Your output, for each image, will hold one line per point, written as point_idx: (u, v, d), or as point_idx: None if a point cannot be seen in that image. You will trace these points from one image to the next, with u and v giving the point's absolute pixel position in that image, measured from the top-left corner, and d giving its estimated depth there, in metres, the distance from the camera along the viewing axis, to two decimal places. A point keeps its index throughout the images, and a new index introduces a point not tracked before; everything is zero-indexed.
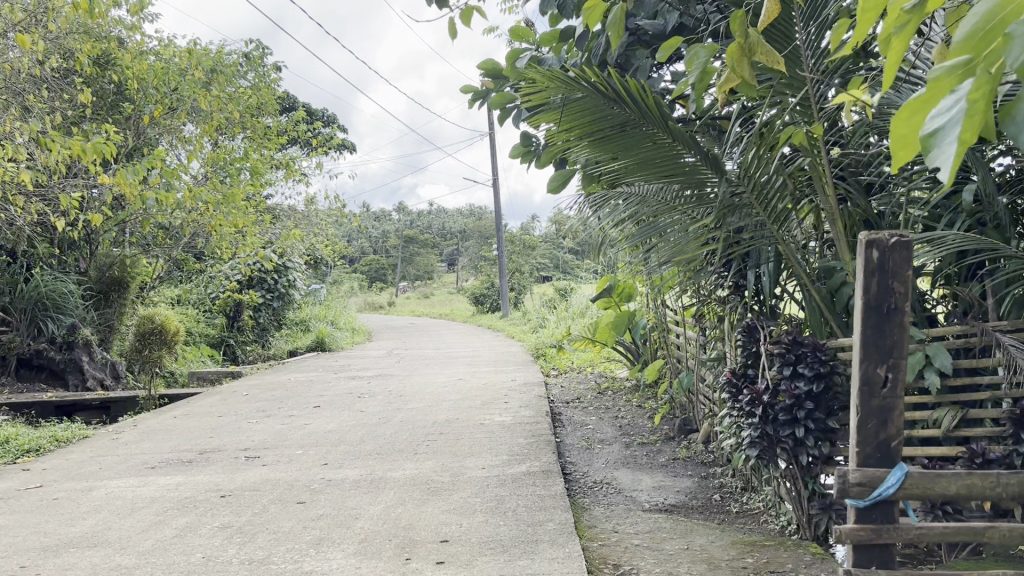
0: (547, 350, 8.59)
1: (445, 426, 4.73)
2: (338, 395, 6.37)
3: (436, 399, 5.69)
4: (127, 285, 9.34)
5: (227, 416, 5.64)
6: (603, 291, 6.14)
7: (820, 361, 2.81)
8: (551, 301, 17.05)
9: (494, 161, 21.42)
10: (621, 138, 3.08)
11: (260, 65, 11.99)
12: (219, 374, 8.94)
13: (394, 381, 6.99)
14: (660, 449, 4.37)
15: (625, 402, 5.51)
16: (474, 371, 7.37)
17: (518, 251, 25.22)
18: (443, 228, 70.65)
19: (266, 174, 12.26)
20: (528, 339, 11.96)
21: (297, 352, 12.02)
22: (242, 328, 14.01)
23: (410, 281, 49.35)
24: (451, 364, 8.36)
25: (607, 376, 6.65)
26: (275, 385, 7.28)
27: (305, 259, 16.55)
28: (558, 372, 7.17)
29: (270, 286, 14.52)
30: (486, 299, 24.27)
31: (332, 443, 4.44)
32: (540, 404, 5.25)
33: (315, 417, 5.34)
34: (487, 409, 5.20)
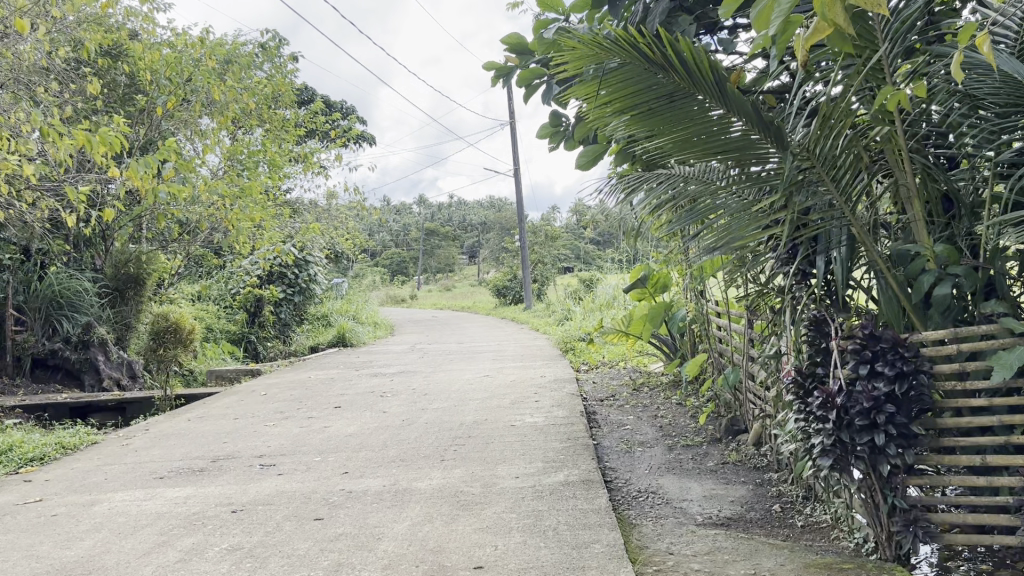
0: (576, 343, 8.26)
1: (473, 428, 4.42)
2: (359, 394, 6.09)
3: (463, 398, 5.38)
4: (144, 281, 9.12)
5: (243, 418, 5.37)
6: (637, 282, 5.81)
7: (902, 359, 2.48)
8: (576, 292, 16.72)
9: (515, 152, 21.07)
10: (667, 110, 2.71)
11: (276, 55, 11.69)
12: (239, 372, 8.70)
13: (417, 378, 6.69)
14: (707, 453, 4.04)
15: (664, 400, 5.18)
16: (500, 367, 7.06)
17: (541, 242, 24.89)
18: (463, 221, 70.48)
19: (284, 167, 11.99)
20: (554, 331, 11.62)
21: (319, 348, 11.78)
22: (263, 324, 13.80)
23: (432, 274, 49.15)
24: (476, 359, 8.05)
25: (641, 371, 6.31)
26: (294, 384, 7.01)
27: (326, 253, 16.31)
28: (589, 367, 6.84)
29: (290, 281, 14.29)
30: (508, 291, 23.96)
31: (353, 448, 4.15)
32: (573, 404, 4.92)
33: (336, 419, 5.05)
34: (517, 408, 4.89)
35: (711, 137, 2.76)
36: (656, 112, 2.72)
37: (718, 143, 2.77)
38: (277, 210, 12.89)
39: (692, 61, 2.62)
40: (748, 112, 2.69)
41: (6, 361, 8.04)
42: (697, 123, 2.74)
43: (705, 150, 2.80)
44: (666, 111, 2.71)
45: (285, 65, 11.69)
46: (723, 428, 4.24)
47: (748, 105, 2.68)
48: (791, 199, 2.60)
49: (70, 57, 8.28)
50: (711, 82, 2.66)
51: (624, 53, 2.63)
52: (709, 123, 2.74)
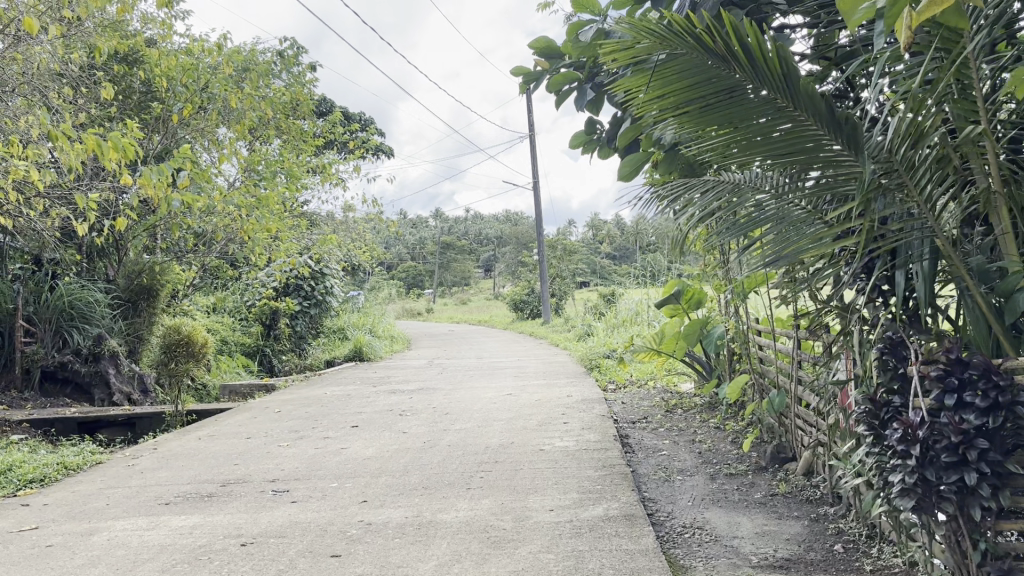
0: (601, 361, 7.97)
1: (499, 453, 4.14)
2: (377, 413, 5.83)
3: (486, 419, 5.11)
4: (157, 293, 8.92)
5: (255, 437, 5.12)
6: (670, 298, 5.53)
7: (997, 388, 2.14)
8: (595, 308, 16.44)
9: (535, 165, 20.85)
10: (728, 106, 2.46)
11: (295, 64, 11.50)
12: (253, 387, 8.46)
13: (437, 396, 6.43)
14: (753, 484, 3.75)
15: (701, 423, 4.88)
16: (523, 385, 6.78)
17: (560, 256, 24.59)
18: (479, 235, 70.34)
19: (302, 177, 11.80)
20: (576, 348, 11.34)
21: (335, 362, 11.54)
22: (279, 337, 13.57)
23: (447, 288, 48.94)
24: (496, 376, 7.77)
25: (672, 392, 6.02)
26: (309, 401, 6.75)
27: (342, 265, 16.10)
28: (616, 386, 6.56)
29: (306, 294, 14.07)
30: (526, 305, 23.65)
31: (371, 473, 3.88)
32: (605, 427, 4.64)
33: (353, 439, 4.79)
34: (545, 431, 4.61)
35: (776, 139, 2.48)
36: (715, 108, 2.47)
37: (783, 145, 2.49)
38: (293, 222, 12.68)
39: (758, 52, 2.36)
40: (819, 111, 2.41)
41: (15, 373, 7.84)
42: (761, 122, 2.47)
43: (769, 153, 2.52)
44: (727, 106, 2.46)
45: (303, 74, 11.49)
46: (768, 456, 3.95)
47: (819, 104, 2.40)
48: (866, 206, 2.32)
49: (85, 63, 8.09)
50: (777, 77, 2.39)
51: (681, 41, 2.40)
52: (774, 124, 2.47)
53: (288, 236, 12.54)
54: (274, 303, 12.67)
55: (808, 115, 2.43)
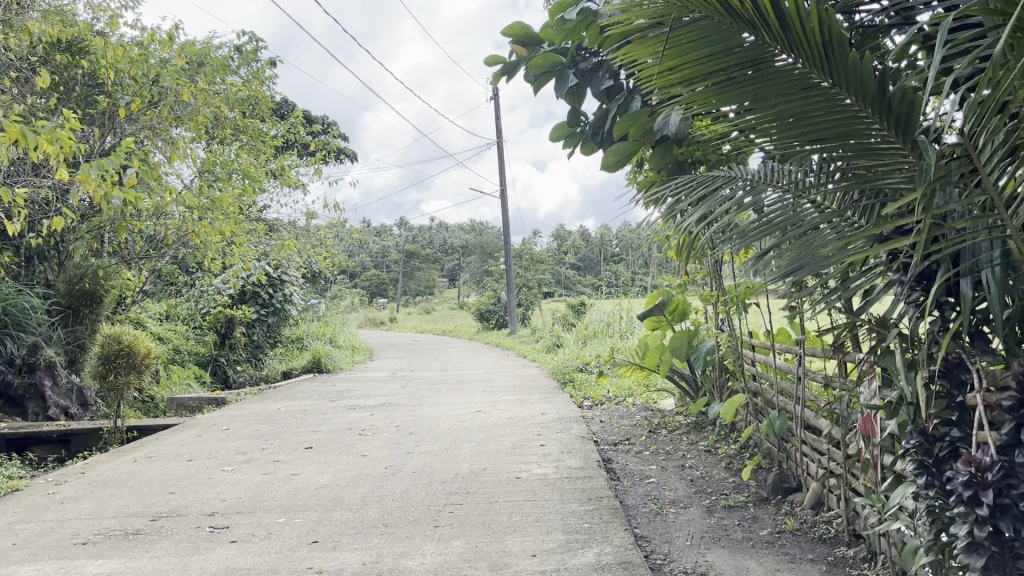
0: (574, 374, 7.58)
1: (470, 480, 3.70)
2: (335, 431, 5.35)
3: (454, 441, 4.65)
4: (100, 299, 8.35)
5: (197, 458, 4.61)
6: (654, 309, 5.14)
7: None
8: (564, 318, 16.10)
9: (503, 172, 20.46)
10: (751, 80, 2.02)
11: (255, 60, 10.98)
12: (202, 401, 7.91)
13: (400, 413, 5.96)
14: (756, 518, 3.34)
15: (688, 445, 4.49)
16: (493, 400, 6.34)
17: (527, 265, 24.20)
18: (443, 244, 69.82)
19: (260, 180, 11.27)
20: (545, 360, 10.95)
21: (291, 374, 11.02)
22: (234, 347, 13.03)
23: (411, 297, 48.36)
24: (463, 390, 7.32)
25: (653, 410, 5.64)
26: (261, 417, 6.24)
27: (302, 272, 15.55)
28: (592, 402, 6.16)
29: (265, 301, 13.54)
30: (492, 315, 23.24)
31: (325, 506, 3.41)
32: (585, 451, 4.22)
33: (306, 463, 4.31)
34: (520, 454, 4.18)
35: (807, 120, 2.04)
36: (735, 82, 2.04)
37: (815, 128, 2.05)
38: (250, 226, 12.14)
39: (791, 18, 1.90)
40: (863, 90, 1.96)
41: None
42: (789, 101, 2.03)
43: (796, 137, 2.09)
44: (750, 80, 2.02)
45: (263, 72, 10.98)
46: (770, 485, 3.56)
47: (862, 81, 1.95)
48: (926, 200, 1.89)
49: (23, 51, 7.51)
50: (814, 47, 1.93)
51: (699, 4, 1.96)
52: (807, 103, 2.02)
53: (244, 242, 12.00)
54: (229, 311, 12.13)
55: (850, 94, 1.98)
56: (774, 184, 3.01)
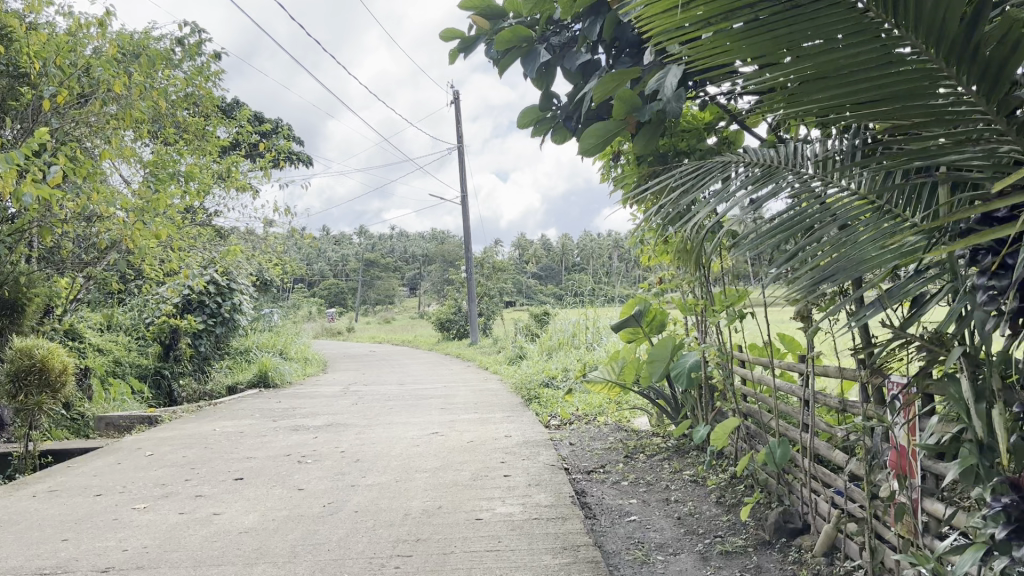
0: (539, 389, 7.05)
1: (422, 523, 3.13)
2: (271, 458, 4.74)
3: (406, 471, 4.07)
4: (21, 310, 7.91)
5: (106, 492, 3.97)
6: (630, 319, 4.62)
7: None
8: (526, 328, 15.62)
9: (464, 178, 19.94)
10: (766, 25, 1.36)
11: (199, 54, 10.33)
12: (132, 420, 7.06)
13: (348, 435, 5.37)
14: (761, 568, 2.82)
15: (669, 472, 3.98)
16: (451, 420, 5.78)
17: (488, 274, 23.69)
18: (402, 253, 69.11)
19: (206, 181, 10.61)
20: (507, 372, 10.42)
21: (237, 388, 10.36)
22: (179, 358, 12.35)
23: (370, 307, 47.61)
24: (419, 407, 6.73)
25: (627, 431, 5.13)
26: (192, 440, 5.60)
27: (253, 279, 14.86)
28: (559, 421, 5.64)
29: (211, 310, 12.90)
30: (452, 325, 22.68)
31: (245, 560, 2.81)
32: (556, 484, 3.67)
33: (232, 500, 3.70)
34: (481, 489, 3.61)
35: (850, 85, 1.35)
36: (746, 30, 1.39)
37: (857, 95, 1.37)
38: (195, 232, 11.46)
39: None
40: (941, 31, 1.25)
41: None
42: (821, 55, 1.34)
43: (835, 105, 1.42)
44: (762, 29, 1.36)
45: (208, 67, 10.34)
46: (772, 527, 3.06)
47: (936, 24, 1.25)
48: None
49: None
50: None
51: None
52: (848, 55, 1.33)
53: (188, 248, 11.35)
54: (173, 321, 11.44)
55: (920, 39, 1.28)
56: (794, 173, 2.57)
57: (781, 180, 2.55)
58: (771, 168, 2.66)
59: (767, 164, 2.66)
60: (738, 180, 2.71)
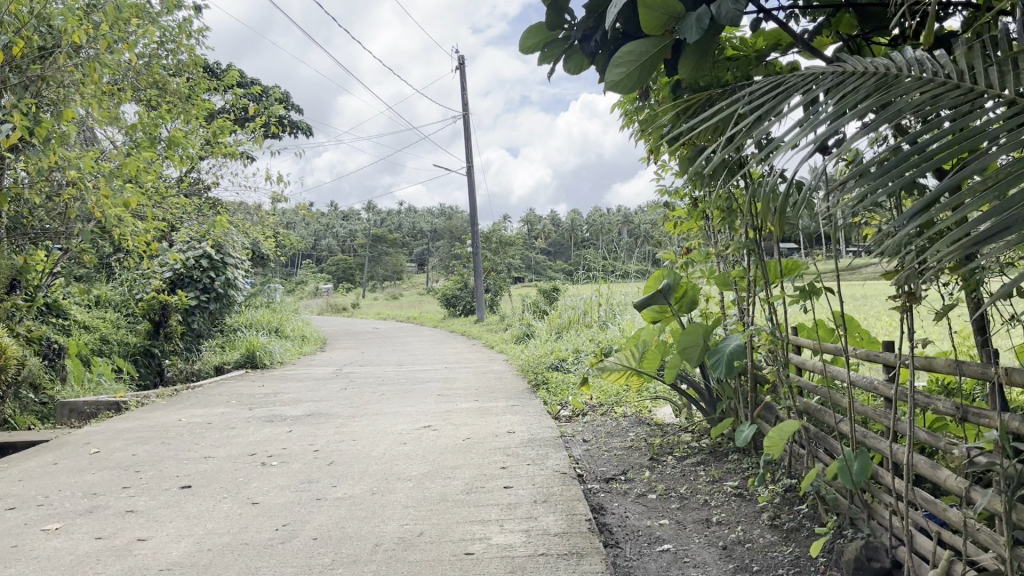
0: (546, 373, 6.34)
1: (394, 559, 2.41)
2: (232, 458, 4.03)
3: (385, 480, 3.36)
4: None
5: (21, 506, 3.26)
6: (658, 295, 3.88)
7: None
8: (534, 304, 14.93)
9: (469, 148, 19.13)
10: None
11: (178, 8, 9.51)
12: (100, 405, 6.31)
13: (327, 429, 4.67)
14: None
15: (706, 482, 3.25)
16: (448, 410, 5.07)
17: (494, 249, 22.80)
18: (410, 229, 68.43)
19: (190, 146, 9.85)
20: (514, 352, 9.70)
21: (225, 369, 9.63)
22: (170, 336, 11.65)
23: (377, 283, 46.94)
24: (413, 394, 5.99)
25: (651, 426, 4.41)
26: (152, 432, 4.90)
27: (247, 253, 14.14)
28: (571, 412, 4.93)
29: (204, 286, 12.15)
30: (459, 302, 22.01)
31: None
32: (570, 501, 2.95)
33: (169, 518, 3.00)
34: (475, 508, 2.89)
35: None
36: None
37: None
38: (182, 202, 10.72)
39: None
40: None
41: None
42: None
43: None
44: None
45: (188, 22, 9.51)
46: (850, 567, 2.33)
47: None
48: None
49: None
50: None
51: None
52: None
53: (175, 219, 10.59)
54: (162, 297, 10.71)
55: None
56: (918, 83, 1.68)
57: (900, 92, 1.63)
58: (886, 77, 1.73)
59: (877, 71, 1.73)
60: (827, 96, 1.79)
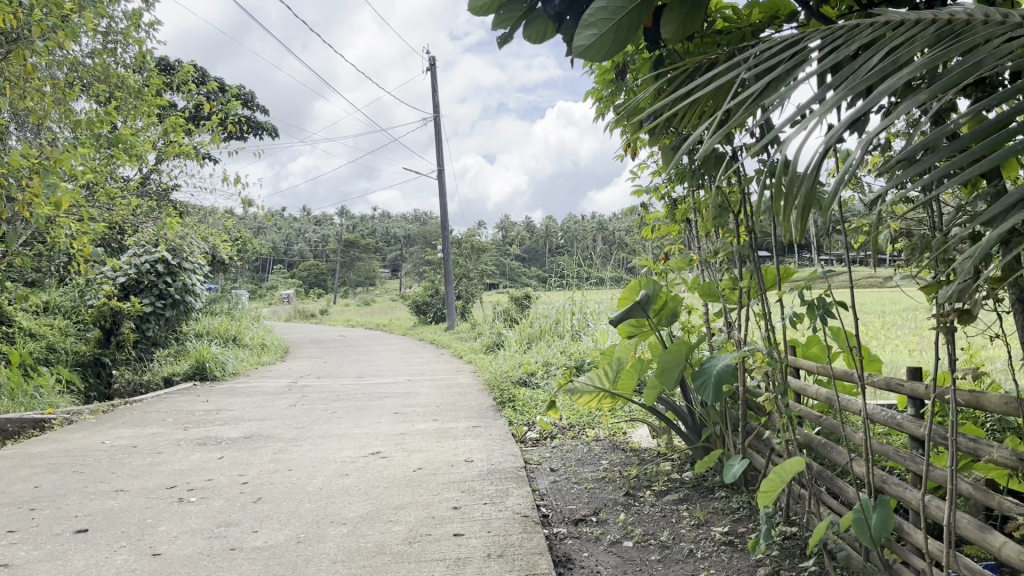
0: (513, 389, 5.85)
1: None
2: (147, 492, 3.50)
3: (316, 525, 2.87)
4: None
5: None
6: (634, 308, 3.42)
7: None
8: (507, 312, 14.44)
9: (440, 151, 18.61)
10: None
11: None
12: (24, 423, 5.64)
13: (262, 455, 4.14)
14: None
15: (689, 527, 2.78)
16: (402, 432, 4.56)
17: (466, 255, 22.26)
18: (383, 234, 67.70)
19: (141, 145, 9.23)
20: (483, 363, 9.18)
21: (174, 381, 9.03)
22: (122, 345, 10.97)
23: (349, 289, 46.17)
24: (367, 413, 5.47)
25: (626, 453, 3.94)
26: (65, 457, 4.33)
27: (206, 258, 13.51)
28: (537, 435, 4.45)
29: (159, 292, 11.32)
30: (429, 309, 21.48)
31: None
32: (529, 554, 2.46)
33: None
34: (416, 565, 2.41)
35: None
36: None
37: None
38: (133, 205, 10.08)
39: None
40: None
41: None
42: None
43: None
44: None
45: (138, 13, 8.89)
46: None
47: None
48: None
49: None
50: None
51: None
52: None
53: (129, 223, 9.95)
54: (113, 304, 10.07)
55: None
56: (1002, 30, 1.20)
57: (976, 42, 1.15)
58: (950, 26, 1.26)
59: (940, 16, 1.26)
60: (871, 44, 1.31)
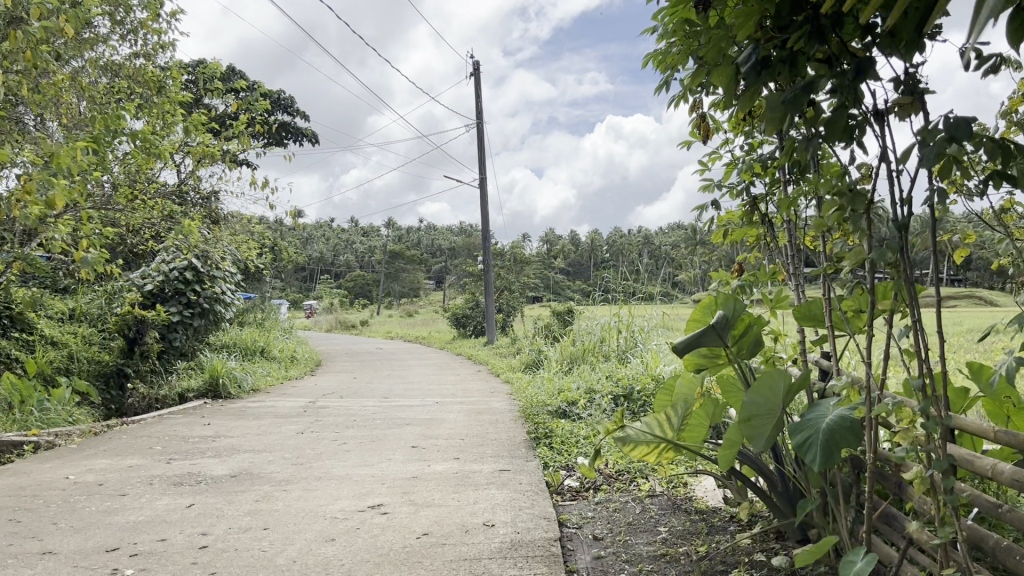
0: (551, 422, 5.02)
1: None
2: (81, 556, 2.75)
3: None
4: None
5: None
6: (710, 333, 2.58)
7: None
8: (549, 327, 13.64)
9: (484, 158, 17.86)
10: None
11: None
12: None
13: (240, 504, 3.39)
14: None
15: None
16: (414, 476, 3.77)
17: (508, 266, 21.50)
18: (427, 245, 67.36)
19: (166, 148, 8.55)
20: (521, 384, 8.36)
21: (188, 399, 8.35)
22: (146, 355, 10.12)
23: (392, 299, 45.71)
24: (380, 447, 4.69)
25: (687, 517, 3.09)
26: (14, 496, 3.62)
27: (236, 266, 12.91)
28: (574, 486, 3.63)
29: (187, 300, 10.55)
30: (470, 322, 20.75)
31: None
32: None
33: None
34: None
35: None
36: None
37: None
38: (159, 208, 9.42)
39: None
40: None
41: None
42: None
43: None
44: None
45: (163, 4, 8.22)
46: None
47: None
48: None
49: None
50: None
51: None
52: None
53: (156, 229, 9.31)
54: (136, 312, 9.44)
55: None
56: None
57: None
58: None
59: None
60: None
